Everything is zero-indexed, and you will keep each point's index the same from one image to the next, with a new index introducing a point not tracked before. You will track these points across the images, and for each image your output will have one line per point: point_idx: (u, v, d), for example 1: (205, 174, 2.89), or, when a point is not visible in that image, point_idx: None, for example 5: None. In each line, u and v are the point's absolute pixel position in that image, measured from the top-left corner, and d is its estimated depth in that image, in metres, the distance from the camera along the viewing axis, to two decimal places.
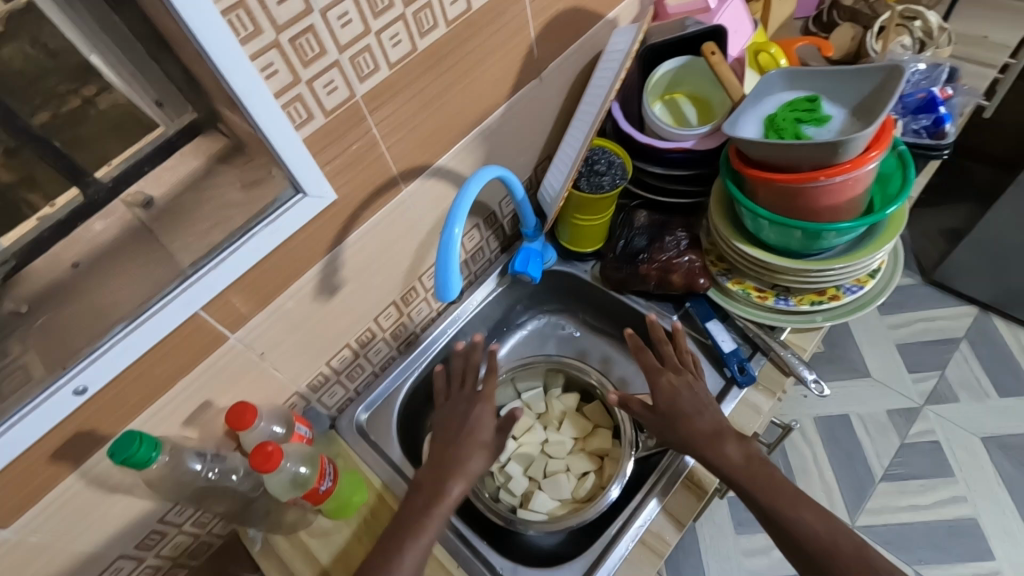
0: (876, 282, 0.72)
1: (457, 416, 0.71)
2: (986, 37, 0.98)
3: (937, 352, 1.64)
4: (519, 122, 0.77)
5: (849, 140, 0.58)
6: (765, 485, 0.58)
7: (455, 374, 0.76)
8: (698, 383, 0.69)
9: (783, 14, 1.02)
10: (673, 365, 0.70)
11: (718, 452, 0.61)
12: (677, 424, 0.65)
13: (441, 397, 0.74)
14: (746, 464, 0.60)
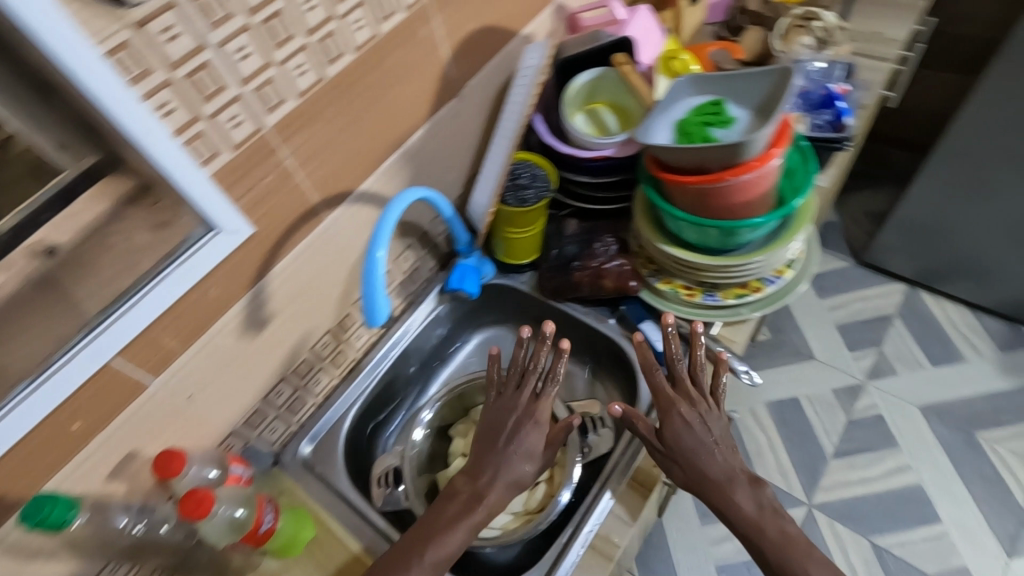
0: (793, 272, 0.76)
1: (503, 422, 0.67)
2: (880, 33, 1.04)
3: (873, 329, 1.73)
4: (442, 141, 0.78)
5: (750, 142, 0.61)
6: (776, 541, 0.59)
7: (513, 373, 0.71)
8: (712, 416, 0.65)
9: (695, 21, 1.06)
10: (688, 395, 0.66)
11: (731, 505, 0.60)
12: (685, 463, 0.63)
13: (493, 390, 0.71)
14: (757, 515, 0.60)
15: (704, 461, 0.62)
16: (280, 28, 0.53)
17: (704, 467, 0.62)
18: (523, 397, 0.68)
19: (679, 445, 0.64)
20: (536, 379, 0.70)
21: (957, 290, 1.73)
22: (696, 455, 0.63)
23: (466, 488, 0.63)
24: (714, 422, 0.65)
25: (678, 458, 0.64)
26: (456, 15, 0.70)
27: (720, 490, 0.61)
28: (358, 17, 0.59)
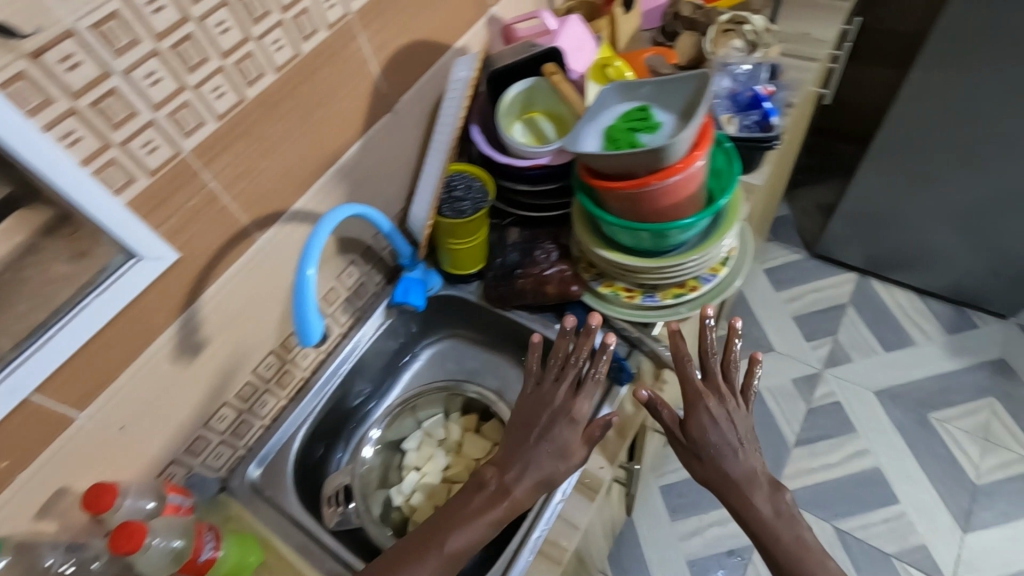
0: (728, 269, 0.78)
1: (540, 413, 0.67)
2: (807, 34, 1.08)
3: (828, 318, 1.78)
4: (380, 155, 0.78)
5: (671, 147, 0.63)
6: (789, 545, 0.63)
7: (552, 364, 0.70)
8: (737, 415, 0.71)
9: (631, 27, 1.08)
10: (717, 392, 0.72)
11: (747, 505, 0.65)
12: (705, 458, 0.68)
13: (532, 379, 0.71)
14: (773, 519, 0.65)
15: (725, 460, 0.67)
16: (193, 51, 0.53)
17: (724, 466, 0.67)
18: (560, 392, 0.68)
19: (701, 441, 0.69)
20: (575, 372, 0.70)
21: (904, 276, 1.79)
22: (717, 452, 0.68)
23: (492, 480, 0.63)
24: (739, 420, 0.70)
25: (698, 452, 0.69)
26: (383, 30, 0.71)
27: (738, 490, 0.66)
28: (277, 37, 0.59)
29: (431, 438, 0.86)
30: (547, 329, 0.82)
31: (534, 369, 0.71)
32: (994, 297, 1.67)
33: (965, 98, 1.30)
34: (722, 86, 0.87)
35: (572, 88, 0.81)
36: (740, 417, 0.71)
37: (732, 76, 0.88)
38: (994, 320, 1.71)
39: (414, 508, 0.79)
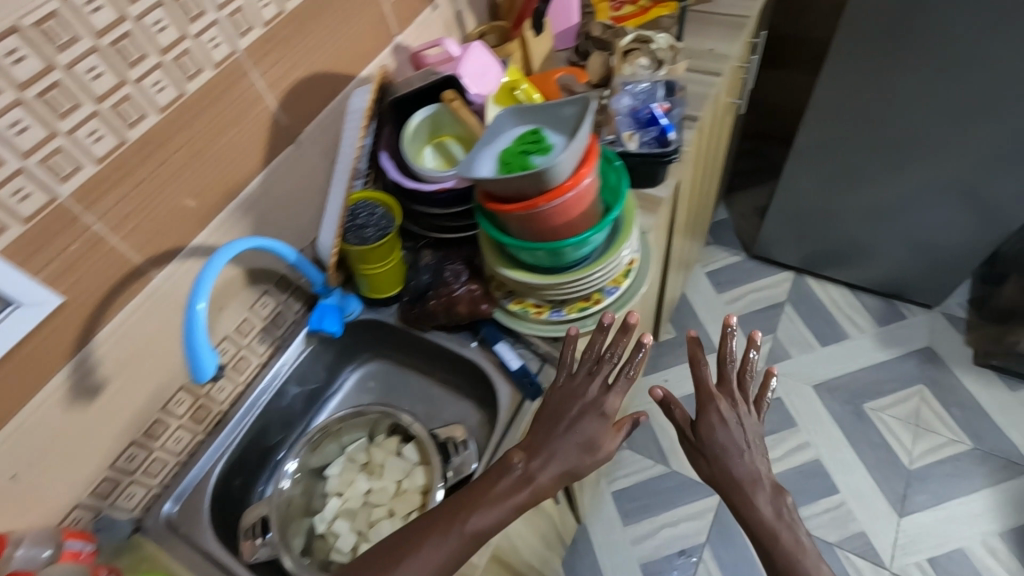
0: (629, 281, 0.81)
1: (568, 407, 0.69)
2: (712, 50, 1.13)
3: (768, 317, 1.84)
4: (286, 186, 0.79)
5: (551, 169, 0.65)
6: (787, 546, 0.68)
7: (586, 359, 0.72)
8: (746, 420, 0.79)
9: (545, 49, 1.11)
10: (729, 396, 0.80)
11: (748, 503, 0.72)
12: (712, 456, 0.76)
13: (563, 371, 0.72)
14: (773, 520, 0.70)
15: (731, 459, 0.75)
16: (62, 98, 0.54)
17: (729, 464, 0.75)
18: (593, 387, 0.70)
19: (708, 440, 0.77)
20: (609, 368, 0.72)
21: (836, 273, 1.86)
22: (725, 451, 0.76)
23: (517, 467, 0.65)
24: (747, 424, 0.78)
25: (706, 450, 0.77)
26: (279, 64, 0.73)
27: (740, 487, 0.73)
28: (157, 79, 0.61)
29: (354, 463, 0.85)
30: (464, 347, 0.84)
31: (567, 363, 0.72)
32: (920, 288, 1.75)
33: (871, 99, 1.38)
34: (623, 104, 0.92)
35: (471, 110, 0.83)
36: (749, 424, 0.79)
37: (633, 96, 0.92)
38: (922, 311, 1.79)
39: (337, 535, 0.79)
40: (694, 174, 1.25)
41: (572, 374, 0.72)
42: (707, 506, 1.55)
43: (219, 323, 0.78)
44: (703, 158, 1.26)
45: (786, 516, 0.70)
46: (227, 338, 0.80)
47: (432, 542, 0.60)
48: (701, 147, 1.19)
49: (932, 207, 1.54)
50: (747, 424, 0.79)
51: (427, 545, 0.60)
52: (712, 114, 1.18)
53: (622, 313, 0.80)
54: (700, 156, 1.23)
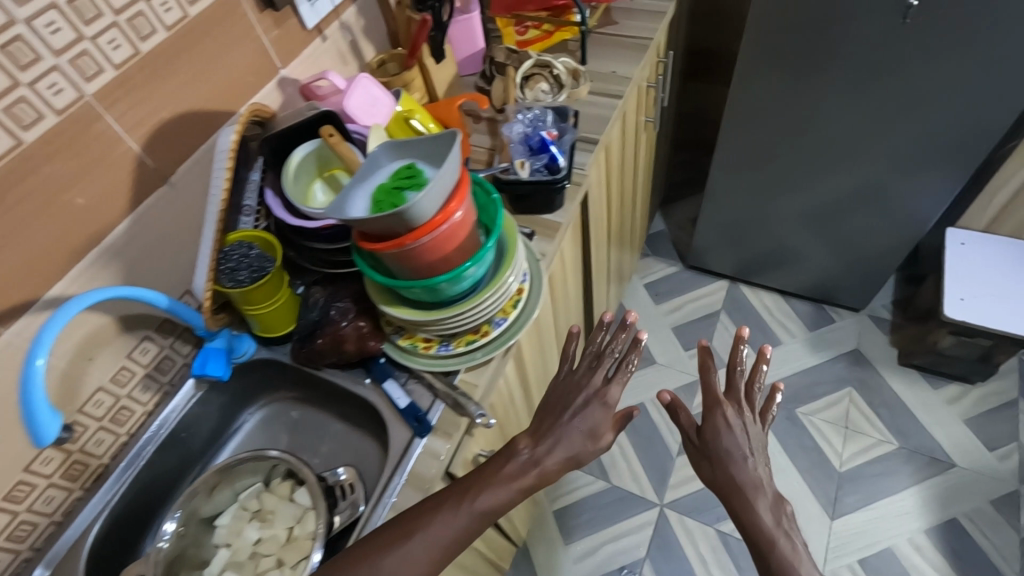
0: (518, 311, 0.80)
1: (569, 397, 0.77)
2: (614, 72, 1.14)
3: (704, 326, 1.87)
4: (161, 230, 0.76)
5: (408, 209, 0.64)
6: (781, 553, 0.70)
7: (589, 353, 0.82)
8: (750, 429, 0.82)
9: (447, 76, 1.12)
10: (734, 404, 0.84)
11: (748, 508, 0.75)
12: (715, 460, 0.80)
13: (568, 364, 0.82)
14: (773, 527, 0.73)
15: (735, 464, 0.78)
16: None
17: (732, 468, 0.78)
18: (595, 380, 0.78)
19: (710, 444, 0.81)
20: (611, 360, 0.80)
21: (767, 280, 1.90)
22: (728, 454, 0.79)
23: (527, 448, 0.72)
24: (752, 433, 0.82)
25: (709, 453, 0.81)
26: (138, 105, 0.70)
27: (742, 492, 0.76)
28: None
29: (246, 510, 0.81)
30: (358, 384, 0.82)
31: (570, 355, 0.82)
32: (846, 292, 1.80)
33: (781, 110, 1.44)
34: (515, 131, 0.92)
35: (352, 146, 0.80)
36: (754, 432, 0.83)
37: (529, 122, 0.94)
38: (849, 314, 1.84)
39: None
40: (610, 193, 1.25)
41: (575, 369, 0.80)
42: (648, 520, 1.55)
43: (89, 375, 0.75)
44: (618, 177, 1.27)
45: (784, 524, 0.73)
46: (102, 389, 0.77)
47: (444, 517, 0.65)
48: (613, 168, 1.20)
49: (849, 212, 1.60)
50: (752, 431, 0.83)
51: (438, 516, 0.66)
52: (620, 135, 1.19)
53: (513, 343, 0.79)
54: (615, 176, 1.24)
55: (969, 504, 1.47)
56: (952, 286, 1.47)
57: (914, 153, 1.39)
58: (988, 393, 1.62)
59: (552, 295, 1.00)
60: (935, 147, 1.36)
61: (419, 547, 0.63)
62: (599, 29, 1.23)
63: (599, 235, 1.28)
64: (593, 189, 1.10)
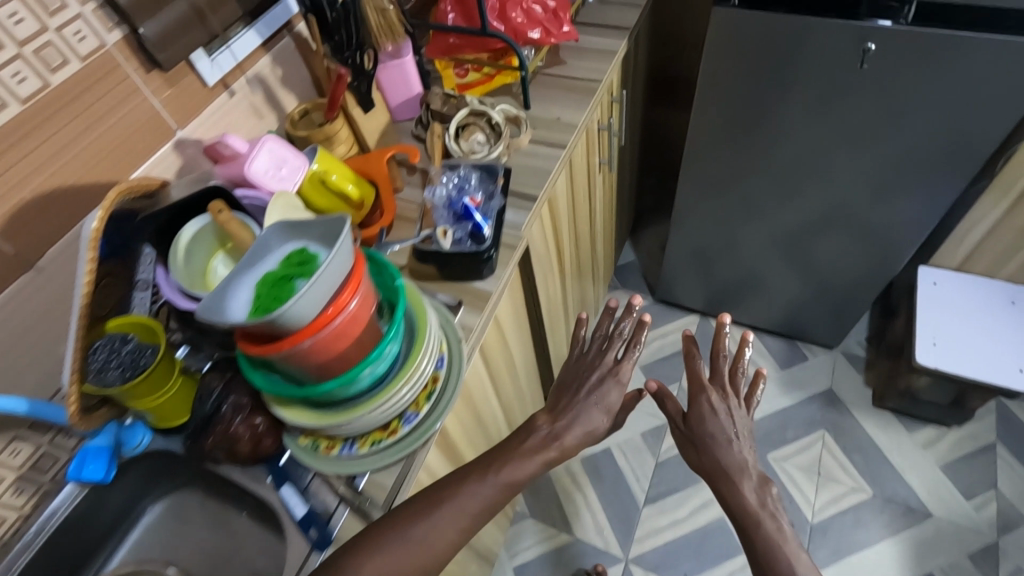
0: (432, 405, 0.72)
1: (582, 375, 0.87)
2: (558, 119, 1.07)
3: (673, 364, 1.80)
4: (27, 321, 0.68)
5: (279, 315, 0.57)
6: (766, 531, 0.77)
7: (598, 338, 0.91)
8: (734, 412, 0.91)
9: (380, 123, 1.05)
10: (719, 390, 0.93)
11: (735, 490, 0.82)
12: (699, 445, 0.89)
13: (579, 349, 0.92)
14: (756, 506, 0.80)
15: (720, 447, 0.86)
16: None
17: (717, 452, 0.86)
18: (606, 360, 0.87)
19: (695, 429, 0.90)
20: (621, 344, 0.90)
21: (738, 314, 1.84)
22: (714, 440, 0.87)
23: (545, 428, 0.79)
24: (736, 417, 0.90)
25: (696, 440, 0.89)
26: None
27: (728, 475, 0.83)
28: None
29: None
30: (258, 483, 0.73)
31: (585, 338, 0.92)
32: (818, 329, 1.74)
33: (744, 146, 1.38)
34: (439, 194, 0.85)
35: (242, 223, 0.73)
36: (738, 416, 0.90)
37: (457, 182, 0.87)
38: (822, 351, 1.78)
39: None
40: (562, 242, 1.18)
41: (586, 351, 0.91)
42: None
43: None
44: (569, 225, 1.19)
45: (768, 505, 0.80)
46: None
47: None
48: (561, 218, 1.13)
49: (816, 247, 1.53)
50: (737, 417, 0.91)
51: (467, 484, 0.71)
52: (568, 185, 1.12)
53: (436, 430, 0.71)
54: (565, 225, 1.17)
55: (946, 559, 1.40)
56: (923, 331, 1.41)
57: (880, 193, 1.33)
58: (964, 437, 1.56)
59: (486, 366, 0.92)
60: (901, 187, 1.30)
61: (442, 519, 0.67)
62: (546, 69, 1.16)
63: (550, 287, 1.20)
64: (534, 245, 1.03)
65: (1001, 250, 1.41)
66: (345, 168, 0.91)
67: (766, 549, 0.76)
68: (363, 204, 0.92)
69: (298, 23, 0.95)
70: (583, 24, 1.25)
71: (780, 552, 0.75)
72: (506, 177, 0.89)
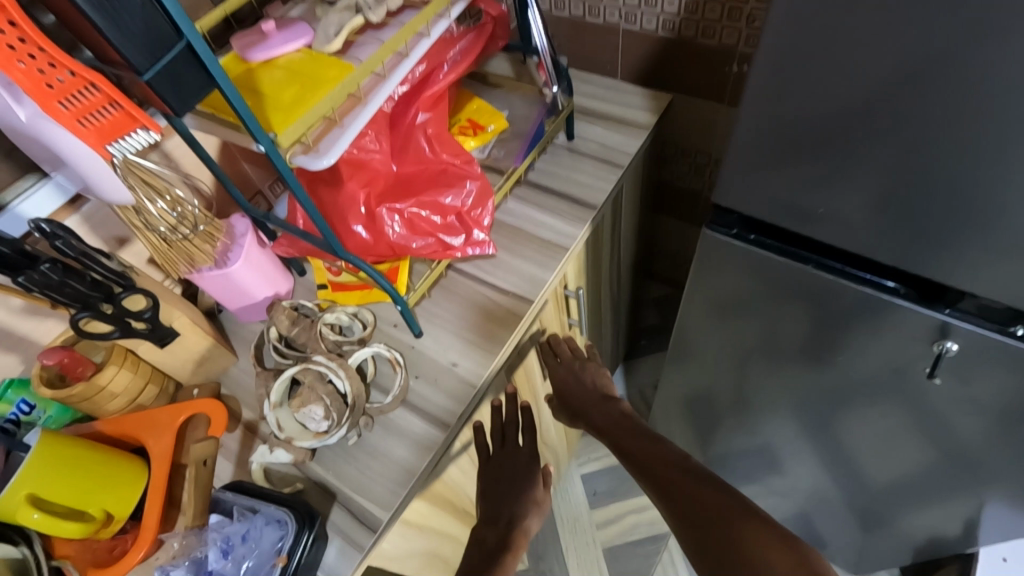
0: None
1: (506, 471, 0.73)
2: (452, 367, 0.73)
3: (645, 554, 1.45)
4: None
5: None
6: (613, 425, 0.73)
7: (494, 433, 0.76)
8: (587, 366, 0.82)
9: (194, 351, 0.71)
10: (567, 358, 0.84)
11: (588, 407, 0.77)
12: (572, 405, 0.80)
13: (484, 455, 0.76)
14: (606, 419, 0.74)
15: (579, 390, 0.80)
16: None
17: (580, 399, 0.79)
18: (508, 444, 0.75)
19: (572, 396, 0.80)
20: (515, 428, 0.76)
21: None
22: (579, 393, 0.79)
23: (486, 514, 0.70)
24: (591, 370, 0.82)
25: (568, 404, 0.80)
26: None
27: (584, 405, 0.78)
28: None
29: None
30: None
31: (502, 432, 0.76)
32: (837, 549, 1.35)
33: (757, 373, 0.93)
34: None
35: None
36: (592, 369, 0.82)
37: (220, 546, 0.58)
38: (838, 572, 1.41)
39: None
40: (461, 503, 0.85)
41: (489, 453, 0.75)
42: None
43: None
44: (473, 482, 0.85)
45: (614, 414, 0.74)
46: None
47: None
48: (453, 486, 0.80)
49: (850, 485, 1.11)
50: (599, 375, 0.81)
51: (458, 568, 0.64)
52: (470, 454, 0.80)
53: None
54: (469, 482, 0.84)
55: None
56: None
57: (961, 471, 0.90)
58: None
59: None
60: (975, 481, 0.91)
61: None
62: (460, 261, 0.82)
63: (432, 563, 0.87)
64: (384, 555, 0.71)
65: None
66: (94, 462, 0.61)
67: (624, 453, 0.68)
68: (113, 518, 0.62)
69: (67, 218, 0.62)
70: (532, 188, 0.88)
71: (626, 442, 0.69)
72: (292, 554, 0.57)
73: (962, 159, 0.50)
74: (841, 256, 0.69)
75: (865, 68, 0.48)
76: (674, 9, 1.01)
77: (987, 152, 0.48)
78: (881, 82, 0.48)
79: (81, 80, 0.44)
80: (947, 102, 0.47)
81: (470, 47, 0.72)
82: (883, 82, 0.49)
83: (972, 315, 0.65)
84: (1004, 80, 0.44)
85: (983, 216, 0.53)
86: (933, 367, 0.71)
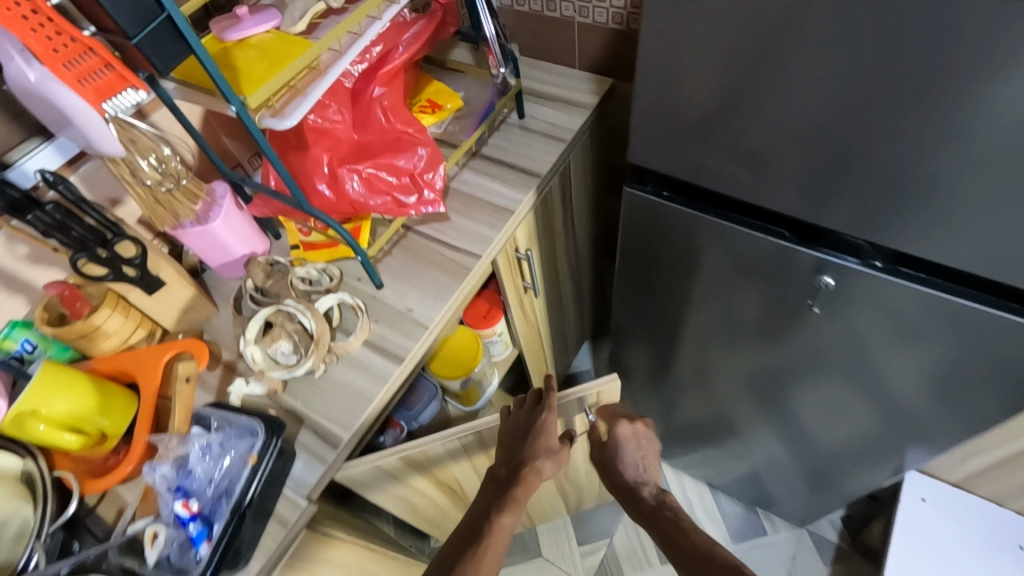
0: None
1: (519, 428, 0.84)
2: (407, 312, 0.83)
3: (609, 515, 1.55)
4: None
5: None
6: (660, 513, 0.85)
7: (520, 403, 0.87)
8: (648, 437, 0.92)
9: (178, 301, 0.81)
10: (627, 417, 0.91)
11: (635, 491, 0.90)
12: (613, 472, 0.92)
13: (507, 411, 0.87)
14: (657, 506, 0.87)
15: (630, 471, 0.91)
16: None
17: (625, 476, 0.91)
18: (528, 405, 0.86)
19: (620, 473, 0.91)
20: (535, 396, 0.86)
21: (692, 468, 1.56)
22: (624, 464, 0.91)
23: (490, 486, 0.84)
24: (647, 445, 0.92)
25: (612, 469, 0.92)
26: None
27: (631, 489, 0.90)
28: None
29: None
30: None
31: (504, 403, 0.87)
32: (784, 506, 1.45)
33: (691, 329, 1.03)
34: (161, 475, 0.66)
35: None
36: (646, 445, 0.92)
37: (200, 446, 0.68)
38: (787, 527, 1.51)
39: None
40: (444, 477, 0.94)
41: (509, 412, 0.87)
42: None
43: None
44: (479, 480, 0.99)
45: (664, 503, 0.87)
46: None
47: None
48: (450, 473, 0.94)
49: (786, 439, 1.21)
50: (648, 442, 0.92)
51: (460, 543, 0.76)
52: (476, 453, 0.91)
53: None
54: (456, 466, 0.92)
55: None
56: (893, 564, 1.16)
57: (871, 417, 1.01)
58: None
59: None
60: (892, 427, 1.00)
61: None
62: (418, 224, 0.91)
63: (399, 504, 0.96)
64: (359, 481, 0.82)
65: (1014, 482, 1.13)
66: (91, 387, 0.70)
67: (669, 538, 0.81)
68: (108, 436, 0.71)
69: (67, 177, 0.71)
70: (486, 160, 0.98)
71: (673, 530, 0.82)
72: (262, 453, 0.67)
73: (805, 103, 0.62)
74: (739, 208, 0.80)
75: (723, 27, 0.61)
76: (621, 3, 1.12)
77: (823, 94, 0.60)
78: (735, 36, 0.61)
79: (81, 46, 0.54)
80: (786, 52, 0.59)
81: (421, 31, 0.82)
82: (737, 38, 0.61)
83: (843, 250, 0.76)
84: (821, 32, 0.56)
85: (831, 151, 0.64)
86: (812, 296, 0.81)
